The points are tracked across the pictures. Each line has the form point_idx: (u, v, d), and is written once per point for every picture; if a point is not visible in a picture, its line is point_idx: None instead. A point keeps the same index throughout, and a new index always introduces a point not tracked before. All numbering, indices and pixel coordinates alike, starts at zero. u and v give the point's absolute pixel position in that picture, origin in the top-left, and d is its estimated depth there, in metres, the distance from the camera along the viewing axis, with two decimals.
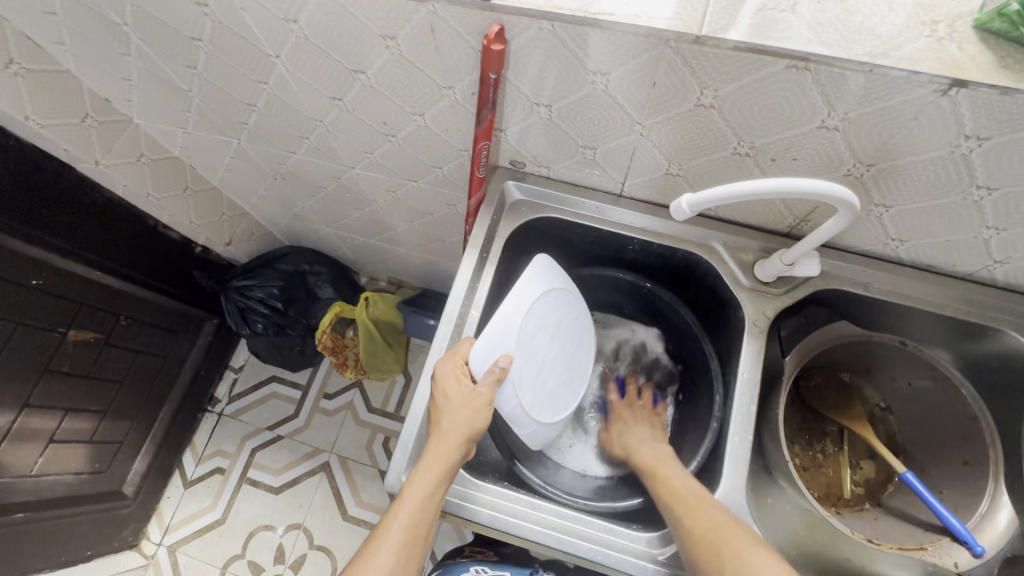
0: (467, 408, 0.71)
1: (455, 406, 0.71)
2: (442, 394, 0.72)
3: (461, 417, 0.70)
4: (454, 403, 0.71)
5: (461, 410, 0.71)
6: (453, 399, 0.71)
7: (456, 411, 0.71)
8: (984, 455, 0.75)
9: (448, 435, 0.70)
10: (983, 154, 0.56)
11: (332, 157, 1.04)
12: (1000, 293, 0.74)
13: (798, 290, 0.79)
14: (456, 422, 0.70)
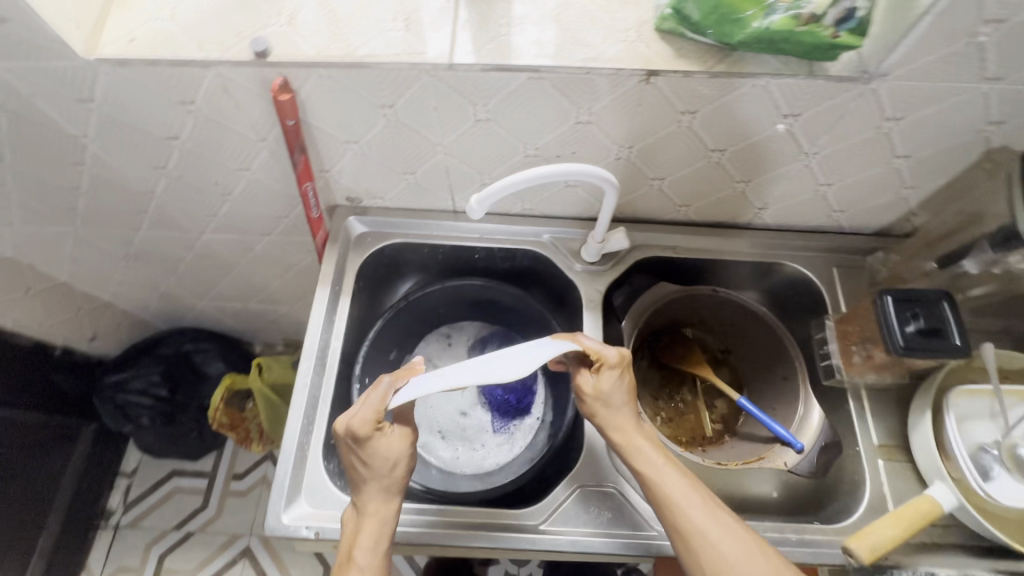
0: (393, 464, 0.57)
1: (383, 468, 0.57)
2: (364, 446, 0.56)
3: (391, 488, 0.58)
4: (374, 467, 0.57)
5: (397, 468, 0.58)
6: (388, 464, 0.57)
7: (387, 475, 0.57)
8: (794, 368, 0.76)
9: (386, 492, 0.58)
10: (700, 124, 0.60)
11: (168, 231, 0.89)
12: (775, 233, 0.79)
13: (622, 264, 0.78)
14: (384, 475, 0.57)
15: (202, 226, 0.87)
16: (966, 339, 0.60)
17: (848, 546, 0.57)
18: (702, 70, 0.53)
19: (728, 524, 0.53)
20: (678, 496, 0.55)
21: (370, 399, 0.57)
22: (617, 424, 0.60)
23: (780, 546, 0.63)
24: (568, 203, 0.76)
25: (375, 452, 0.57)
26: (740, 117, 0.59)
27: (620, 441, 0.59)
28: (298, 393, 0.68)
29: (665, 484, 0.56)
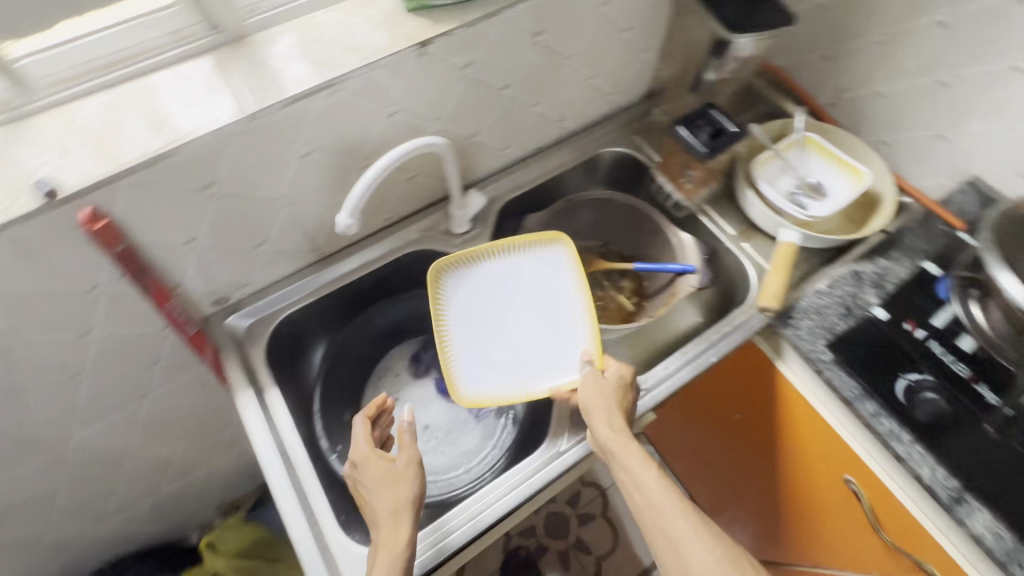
0: (392, 484, 0.58)
1: (383, 493, 0.58)
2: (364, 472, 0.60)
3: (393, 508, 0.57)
4: (375, 488, 0.59)
5: (395, 488, 0.58)
6: (386, 484, 0.58)
7: (386, 499, 0.58)
8: (653, 222, 0.89)
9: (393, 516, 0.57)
10: (482, 70, 0.69)
11: (25, 461, 0.76)
12: (582, 135, 0.93)
13: (490, 219, 0.86)
14: (388, 493, 0.58)
15: (65, 429, 0.75)
16: (739, 125, 0.79)
17: (760, 306, 0.76)
18: (460, 25, 0.62)
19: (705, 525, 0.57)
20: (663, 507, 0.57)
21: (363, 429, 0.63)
22: (610, 433, 0.63)
23: (720, 343, 0.77)
24: (417, 195, 0.81)
25: (372, 475, 0.60)
26: (507, 51, 0.69)
27: (609, 449, 0.62)
28: (283, 498, 0.65)
29: (652, 494, 0.58)
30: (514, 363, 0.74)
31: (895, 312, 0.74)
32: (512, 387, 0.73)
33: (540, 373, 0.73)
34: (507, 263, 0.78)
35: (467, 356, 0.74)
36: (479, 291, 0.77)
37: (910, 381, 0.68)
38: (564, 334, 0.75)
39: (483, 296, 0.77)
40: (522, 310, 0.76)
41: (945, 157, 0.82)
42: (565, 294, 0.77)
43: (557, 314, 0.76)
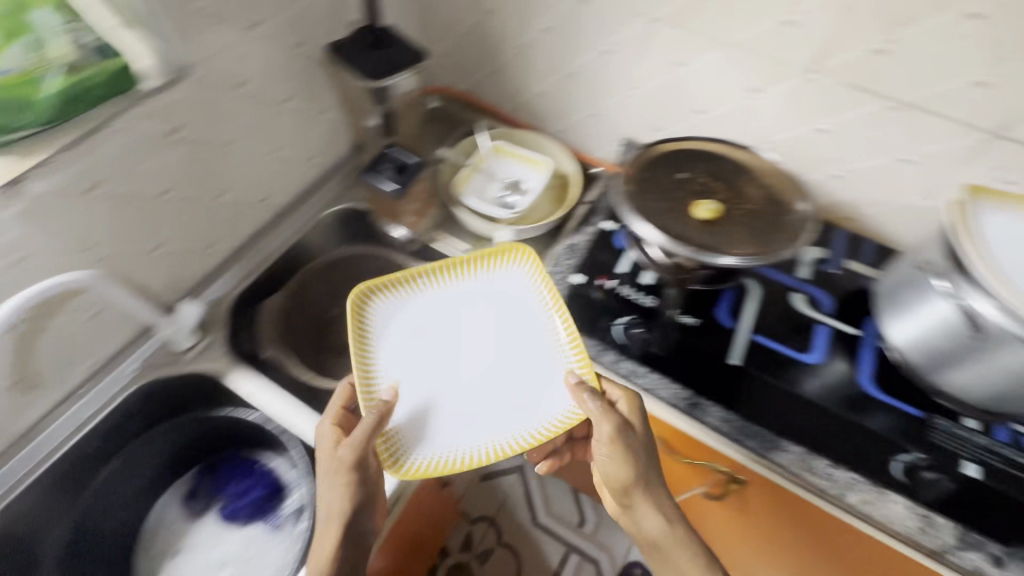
0: (341, 474, 0.59)
1: (333, 488, 0.59)
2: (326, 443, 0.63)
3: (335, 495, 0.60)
4: (326, 481, 0.60)
5: (336, 480, 0.59)
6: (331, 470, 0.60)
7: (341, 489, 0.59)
8: (396, 261, 0.92)
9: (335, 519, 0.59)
10: (122, 185, 0.65)
11: None
12: (298, 207, 0.93)
13: (218, 322, 0.81)
14: (328, 487, 0.59)
15: None
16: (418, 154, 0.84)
17: None
18: (58, 151, 0.58)
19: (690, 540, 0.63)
20: (651, 532, 0.63)
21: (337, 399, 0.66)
22: (644, 480, 0.62)
23: None
24: (115, 329, 0.74)
25: (325, 465, 0.60)
26: (144, 158, 0.66)
27: (619, 480, 0.62)
28: None
29: (655, 521, 0.63)
30: (465, 405, 0.65)
31: (588, 273, 0.81)
32: (463, 436, 0.62)
33: (495, 417, 0.64)
34: (453, 284, 0.72)
35: (406, 407, 0.64)
36: (422, 313, 0.71)
37: (624, 328, 0.76)
38: (536, 365, 0.67)
39: (421, 333, 0.69)
40: (472, 346, 0.69)
41: (599, 131, 0.97)
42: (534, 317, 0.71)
43: (507, 335, 0.69)
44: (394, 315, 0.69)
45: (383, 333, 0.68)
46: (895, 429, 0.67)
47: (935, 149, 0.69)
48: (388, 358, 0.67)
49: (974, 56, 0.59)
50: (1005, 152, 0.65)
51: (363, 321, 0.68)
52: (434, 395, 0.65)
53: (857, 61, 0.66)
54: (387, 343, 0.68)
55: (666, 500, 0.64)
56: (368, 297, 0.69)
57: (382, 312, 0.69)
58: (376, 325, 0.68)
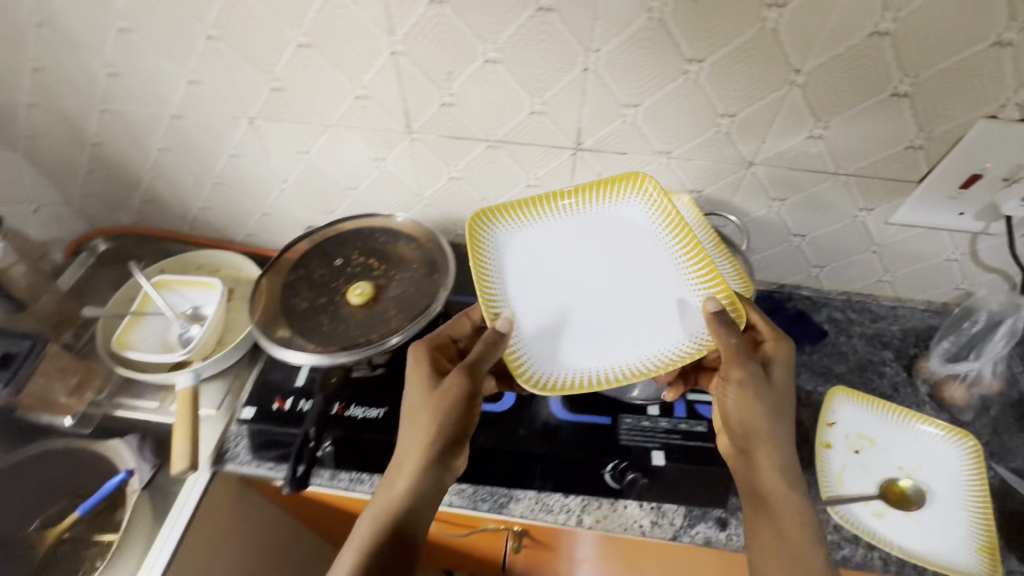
0: (415, 418, 0.58)
1: (409, 431, 0.58)
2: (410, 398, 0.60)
3: (402, 458, 0.58)
4: (407, 419, 0.59)
5: (416, 431, 0.58)
6: (416, 406, 0.59)
7: (419, 402, 0.59)
8: (78, 448, 0.76)
9: (404, 460, 0.57)
10: None
11: None
12: None
13: None
14: (412, 431, 0.58)
15: None
16: (25, 336, 0.75)
17: (178, 471, 0.69)
18: None
19: (791, 497, 0.56)
20: (789, 496, 0.56)
21: (419, 368, 0.62)
22: (736, 404, 0.59)
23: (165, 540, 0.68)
24: None
25: (410, 402, 0.59)
26: None
27: (740, 415, 0.59)
28: None
29: (759, 449, 0.58)
30: (557, 327, 0.62)
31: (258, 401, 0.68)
32: (559, 355, 0.61)
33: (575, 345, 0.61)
34: (552, 232, 0.68)
35: (530, 333, 0.62)
36: (532, 245, 0.68)
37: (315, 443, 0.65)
38: (659, 296, 0.63)
39: (534, 269, 0.66)
40: (583, 277, 0.65)
41: (283, 226, 0.92)
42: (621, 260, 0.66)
43: (623, 257, 0.66)
44: (511, 252, 0.67)
45: (499, 266, 0.65)
46: (595, 447, 0.65)
47: (544, 170, 0.73)
48: (507, 285, 0.65)
49: (515, 92, 0.63)
50: (592, 160, 0.71)
51: (481, 245, 0.66)
52: (563, 318, 0.63)
53: (436, 117, 0.68)
54: (507, 276, 0.65)
55: (764, 418, 0.57)
56: (489, 222, 0.67)
57: (504, 242, 0.67)
58: (492, 258, 0.66)
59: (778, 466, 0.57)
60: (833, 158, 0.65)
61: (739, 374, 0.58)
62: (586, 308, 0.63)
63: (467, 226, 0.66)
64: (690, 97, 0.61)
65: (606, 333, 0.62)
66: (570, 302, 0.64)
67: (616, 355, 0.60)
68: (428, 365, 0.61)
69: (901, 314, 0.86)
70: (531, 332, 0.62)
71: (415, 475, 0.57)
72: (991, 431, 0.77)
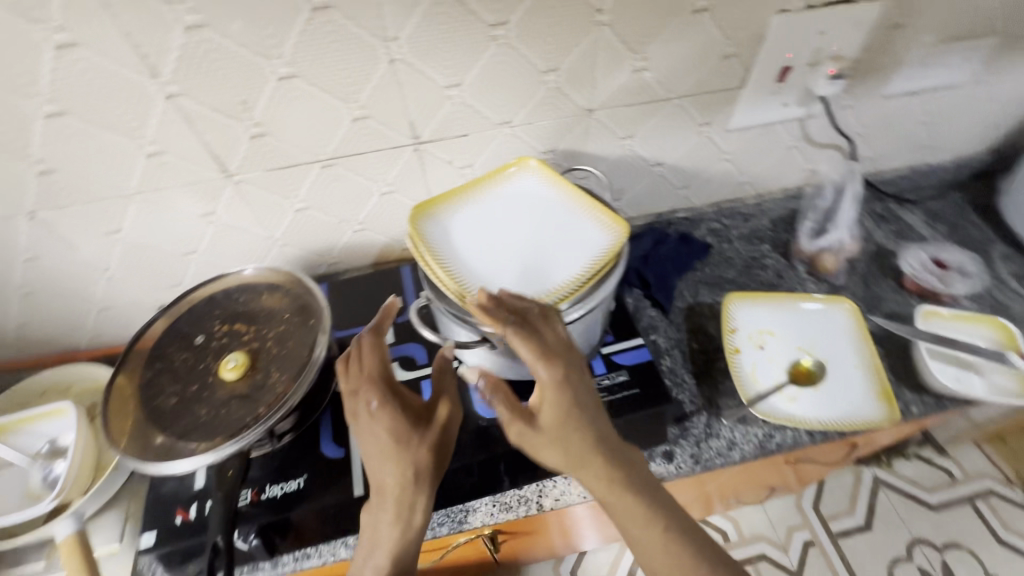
0: (389, 454, 0.51)
1: (385, 465, 0.51)
2: (367, 432, 0.52)
3: (406, 507, 0.51)
4: (376, 454, 0.52)
5: (409, 477, 0.51)
6: (410, 453, 0.51)
7: (408, 448, 0.52)
8: None
9: (393, 498, 0.51)
10: None
11: None
12: None
13: None
14: (388, 468, 0.51)
15: None
16: None
17: None
18: None
19: (637, 511, 0.50)
20: (632, 510, 0.50)
21: (371, 367, 0.54)
22: (533, 445, 0.51)
23: None
24: None
25: (376, 436, 0.52)
26: None
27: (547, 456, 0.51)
28: None
29: (578, 475, 0.51)
30: (511, 268, 0.57)
31: (156, 522, 0.58)
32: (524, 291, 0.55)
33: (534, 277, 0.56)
34: (474, 199, 0.63)
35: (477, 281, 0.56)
36: (465, 207, 0.62)
37: (239, 541, 0.58)
38: (578, 239, 0.58)
39: (465, 224, 0.60)
40: (510, 227, 0.60)
41: (129, 315, 0.80)
42: (548, 197, 0.62)
43: (549, 207, 0.62)
44: (445, 225, 0.60)
45: (435, 227, 0.60)
46: None
47: (393, 174, 0.68)
48: (438, 235, 0.59)
49: (327, 103, 0.57)
50: (437, 150, 0.67)
51: (420, 231, 0.58)
52: (487, 264, 0.57)
53: (252, 151, 0.60)
54: (449, 247, 0.58)
55: (551, 455, 0.50)
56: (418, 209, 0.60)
57: (434, 222, 0.60)
58: (434, 238, 0.59)
59: (599, 484, 0.50)
60: (662, 85, 0.66)
61: (524, 432, 0.50)
62: (506, 253, 0.58)
63: (414, 211, 0.60)
64: (511, 62, 0.58)
65: (522, 274, 0.56)
66: (491, 252, 0.58)
67: (576, 268, 0.56)
68: (403, 412, 0.53)
69: (766, 207, 0.92)
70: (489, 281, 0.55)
71: (424, 516, 0.53)
72: (863, 286, 0.86)
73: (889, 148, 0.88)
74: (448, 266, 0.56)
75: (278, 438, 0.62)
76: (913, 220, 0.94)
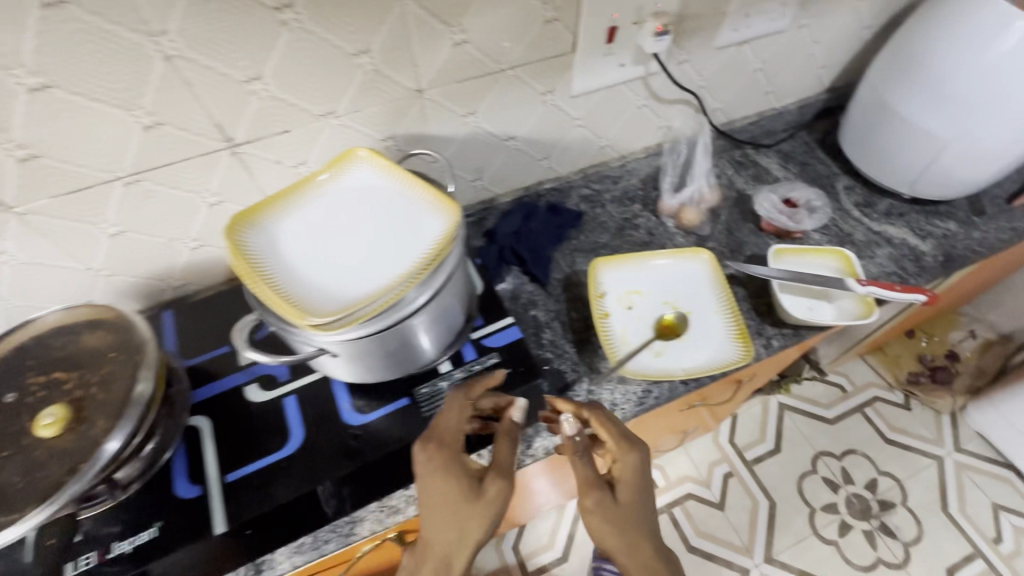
0: (448, 516, 0.50)
1: (440, 526, 0.50)
2: (428, 493, 0.51)
3: (445, 573, 0.49)
4: (428, 515, 0.50)
5: (464, 540, 0.50)
6: (460, 521, 0.49)
7: (475, 520, 0.49)
8: None
9: (436, 561, 0.50)
10: None
11: None
12: None
13: None
14: (441, 530, 0.50)
15: None
16: None
17: None
18: None
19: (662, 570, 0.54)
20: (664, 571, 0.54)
21: (452, 423, 0.55)
22: (594, 508, 0.54)
23: None
24: None
25: (433, 491, 0.51)
26: None
27: (602, 524, 0.54)
28: None
29: (613, 542, 0.54)
30: (343, 268, 0.53)
31: None
32: (359, 289, 0.51)
33: (369, 272, 0.52)
34: (302, 201, 0.58)
35: (305, 287, 0.51)
36: (293, 211, 0.58)
37: None
38: (412, 229, 0.55)
39: (293, 229, 0.56)
40: (342, 226, 0.56)
41: None
42: (381, 188, 0.59)
43: (382, 199, 0.58)
44: (270, 233, 0.55)
45: (258, 236, 0.55)
46: (402, 431, 0.62)
47: (215, 181, 0.62)
48: (261, 245, 0.54)
49: (103, 112, 0.51)
50: (259, 151, 0.61)
51: (239, 242, 0.53)
52: (317, 268, 0.53)
53: (25, 176, 0.52)
54: (274, 256, 0.54)
55: (601, 520, 0.54)
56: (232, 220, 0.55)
57: (255, 232, 0.55)
58: (256, 248, 0.54)
59: (641, 553, 0.53)
60: (491, 58, 0.64)
61: (595, 492, 0.54)
62: (337, 254, 0.54)
63: (232, 222, 0.55)
64: (314, 48, 0.54)
65: (355, 272, 0.52)
66: (322, 254, 0.54)
67: (412, 255, 0.53)
68: (462, 476, 0.51)
69: (631, 168, 0.93)
70: (320, 284, 0.51)
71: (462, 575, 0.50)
72: (727, 234, 0.90)
73: (735, 98, 0.91)
74: (271, 276, 0.51)
75: (121, 489, 0.56)
76: (768, 164, 0.99)
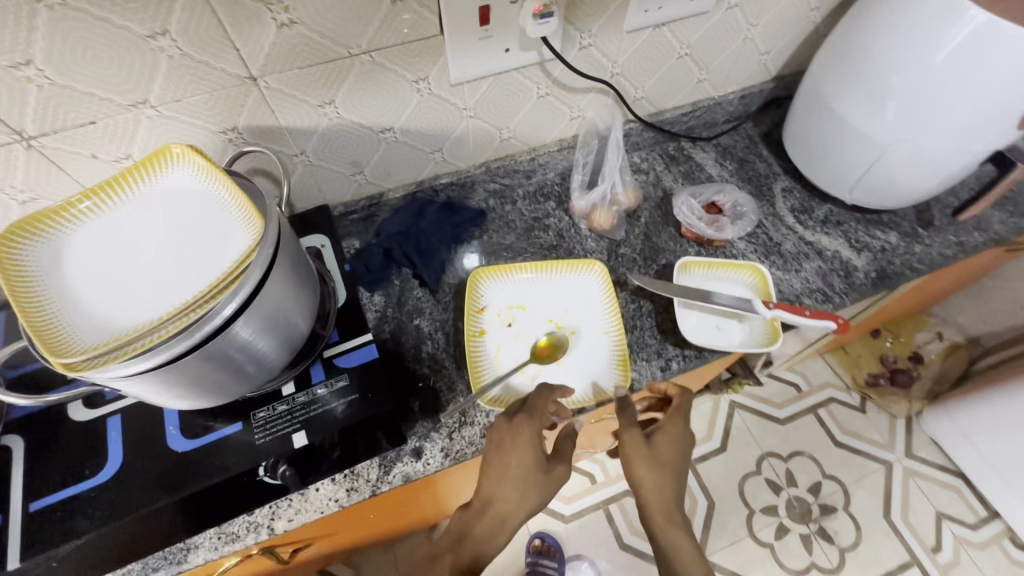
0: (529, 470, 0.55)
1: (526, 475, 0.55)
2: (523, 448, 0.57)
3: (539, 497, 0.55)
4: (519, 465, 0.56)
5: (542, 493, 0.56)
6: (541, 487, 0.55)
7: (541, 490, 0.55)
8: None
9: (523, 502, 0.55)
10: None
11: None
12: None
13: None
14: (530, 473, 0.55)
15: None
16: None
17: None
18: None
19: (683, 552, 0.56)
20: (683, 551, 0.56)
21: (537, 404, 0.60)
22: (644, 471, 0.58)
23: None
24: None
25: (530, 448, 0.57)
26: None
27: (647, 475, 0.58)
28: None
29: (651, 500, 0.57)
30: (130, 293, 0.46)
31: None
32: (142, 317, 0.45)
33: (157, 299, 0.46)
34: (104, 209, 0.51)
35: (81, 316, 0.45)
36: (92, 221, 0.51)
37: None
38: (217, 245, 0.48)
39: (87, 244, 0.49)
40: (142, 240, 0.49)
41: None
42: (195, 195, 0.52)
43: (193, 208, 0.51)
44: (59, 249, 0.49)
45: (43, 253, 0.48)
46: (230, 461, 0.57)
47: (17, 179, 0.55)
48: (44, 265, 0.48)
49: None
50: (62, 146, 0.54)
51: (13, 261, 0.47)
52: (100, 292, 0.46)
53: None
54: (56, 278, 0.47)
55: (658, 475, 0.58)
56: (3, 244, 0.47)
57: (38, 255, 0.48)
58: (36, 268, 0.47)
59: (669, 518, 0.57)
60: (333, 39, 0.55)
61: (645, 452, 0.58)
62: (128, 275, 0.47)
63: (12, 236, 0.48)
64: (90, 29, 0.46)
65: (141, 299, 0.46)
66: (110, 275, 0.47)
67: (207, 278, 0.46)
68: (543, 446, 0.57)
69: (543, 162, 0.84)
70: (100, 314, 0.45)
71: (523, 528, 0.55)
72: (644, 239, 0.82)
73: (661, 87, 0.82)
74: (43, 303, 0.45)
75: None
76: (702, 159, 0.90)
